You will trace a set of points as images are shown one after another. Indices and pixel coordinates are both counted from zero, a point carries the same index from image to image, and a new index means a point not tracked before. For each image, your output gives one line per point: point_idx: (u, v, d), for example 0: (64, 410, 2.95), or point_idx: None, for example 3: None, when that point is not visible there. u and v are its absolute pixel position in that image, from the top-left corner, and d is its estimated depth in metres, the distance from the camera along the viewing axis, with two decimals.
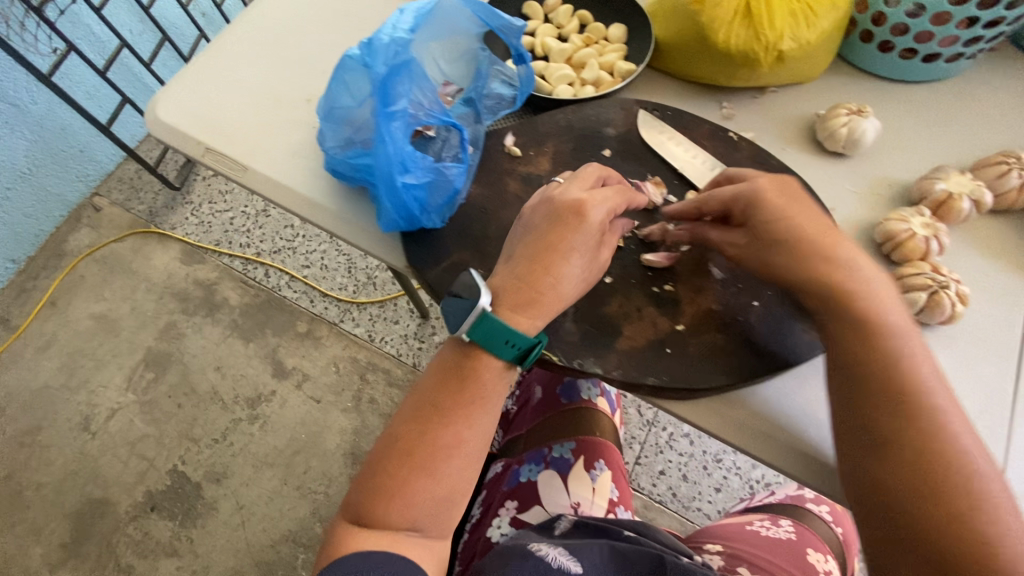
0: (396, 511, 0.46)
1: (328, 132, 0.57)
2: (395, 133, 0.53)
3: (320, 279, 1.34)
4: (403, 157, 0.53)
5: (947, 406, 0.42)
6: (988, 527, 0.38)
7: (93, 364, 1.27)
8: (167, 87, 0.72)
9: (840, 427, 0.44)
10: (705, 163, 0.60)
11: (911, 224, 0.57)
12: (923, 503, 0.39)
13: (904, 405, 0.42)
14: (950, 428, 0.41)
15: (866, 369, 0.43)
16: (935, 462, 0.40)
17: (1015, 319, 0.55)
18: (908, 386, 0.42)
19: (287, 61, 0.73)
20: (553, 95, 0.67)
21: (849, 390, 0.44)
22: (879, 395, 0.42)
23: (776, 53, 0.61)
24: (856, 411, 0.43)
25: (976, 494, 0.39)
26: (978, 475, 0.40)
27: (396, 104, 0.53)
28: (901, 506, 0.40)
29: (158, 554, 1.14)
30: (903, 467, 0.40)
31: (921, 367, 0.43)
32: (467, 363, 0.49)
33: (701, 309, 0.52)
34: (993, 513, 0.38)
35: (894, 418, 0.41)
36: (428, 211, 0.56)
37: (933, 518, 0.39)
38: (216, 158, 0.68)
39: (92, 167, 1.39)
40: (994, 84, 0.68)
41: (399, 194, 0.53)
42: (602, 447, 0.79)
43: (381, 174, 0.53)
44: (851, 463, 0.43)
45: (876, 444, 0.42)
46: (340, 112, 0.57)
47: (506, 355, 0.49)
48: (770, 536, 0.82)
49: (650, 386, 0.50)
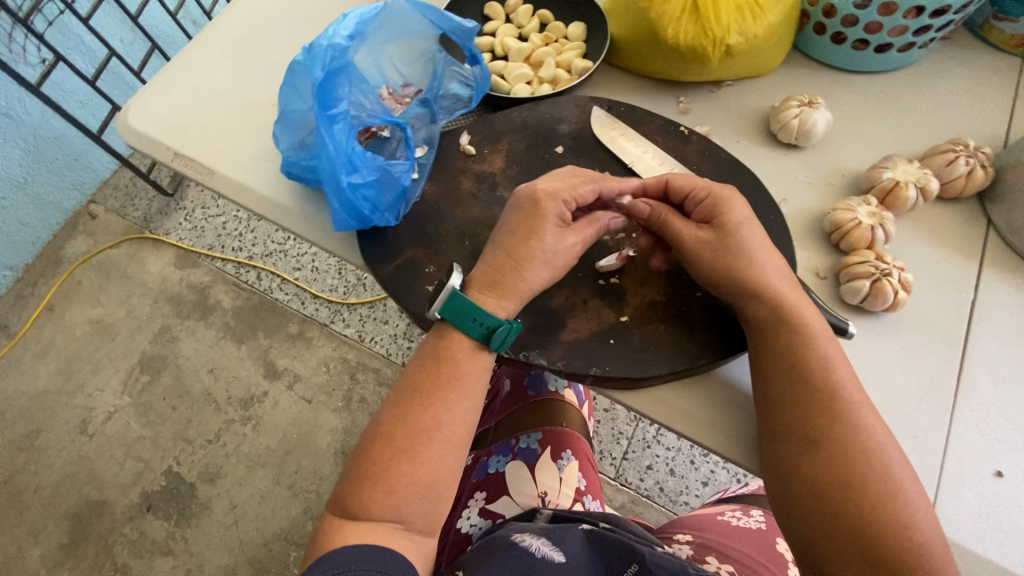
0: (380, 500, 0.46)
1: (283, 136, 0.60)
2: (338, 135, 0.55)
3: (312, 281, 1.36)
4: (347, 157, 0.55)
5: (864, 406, 0.46)
6: (899, 513, 0.44)
7: (90, 368, 1.29)
8: (139, 93, 0.70)
9: (766, 428, 0.48)
10: (655, 158, 0.62)
11: (858, 213, 0.58)
12: (850, 496, 0.44)
13: (828, 409, 0.46)
14: (867, 428, 0.46)
15: (798, 373, 0.47)
16: (855, 460, 0.45)
17: (954, 305, 0.56)
18: (834, 390, 0.46)
19: (259, 65, 0.72)
20: (511, 94, 0.68)
21: (780, 395, 0.48)
22: (806, 400, 0.46)
23: (723, 48, 0.62)
24: (786, 415, 0.47)
25: (893, 483, 0.45)
26: (894, 466, 0.45)
27: (337, 107, 0.55)
28: (828, 501, 0.45)
29: (154, 553, 1.16)
30: (830, 468, 0.45)
31: (842, 370, 0.47)
32: (442, 349, 0.50)
33: (645, 300, 0.54)
34: (903, 498, 0.44)
35: (823, 421, 0.46)
36: (380, 210, 0.57)
37: (858, 508, 0.44)
38: (185, 163, 0.67)
39: (87, 175, 1.40)
40: (951, 73, 0.68)
41: (345, 194, 0.55)
42: (568, 438, 0.80)
43: (326, 176, 0.55)
44: (779, 461, 0.47)
45: (804, 445, 0.46)
46: (295, 117, 0.59)
47: (472, 332, 0.50)
48: (740, 526, 0.75)
49: (594, 376, 0.52)
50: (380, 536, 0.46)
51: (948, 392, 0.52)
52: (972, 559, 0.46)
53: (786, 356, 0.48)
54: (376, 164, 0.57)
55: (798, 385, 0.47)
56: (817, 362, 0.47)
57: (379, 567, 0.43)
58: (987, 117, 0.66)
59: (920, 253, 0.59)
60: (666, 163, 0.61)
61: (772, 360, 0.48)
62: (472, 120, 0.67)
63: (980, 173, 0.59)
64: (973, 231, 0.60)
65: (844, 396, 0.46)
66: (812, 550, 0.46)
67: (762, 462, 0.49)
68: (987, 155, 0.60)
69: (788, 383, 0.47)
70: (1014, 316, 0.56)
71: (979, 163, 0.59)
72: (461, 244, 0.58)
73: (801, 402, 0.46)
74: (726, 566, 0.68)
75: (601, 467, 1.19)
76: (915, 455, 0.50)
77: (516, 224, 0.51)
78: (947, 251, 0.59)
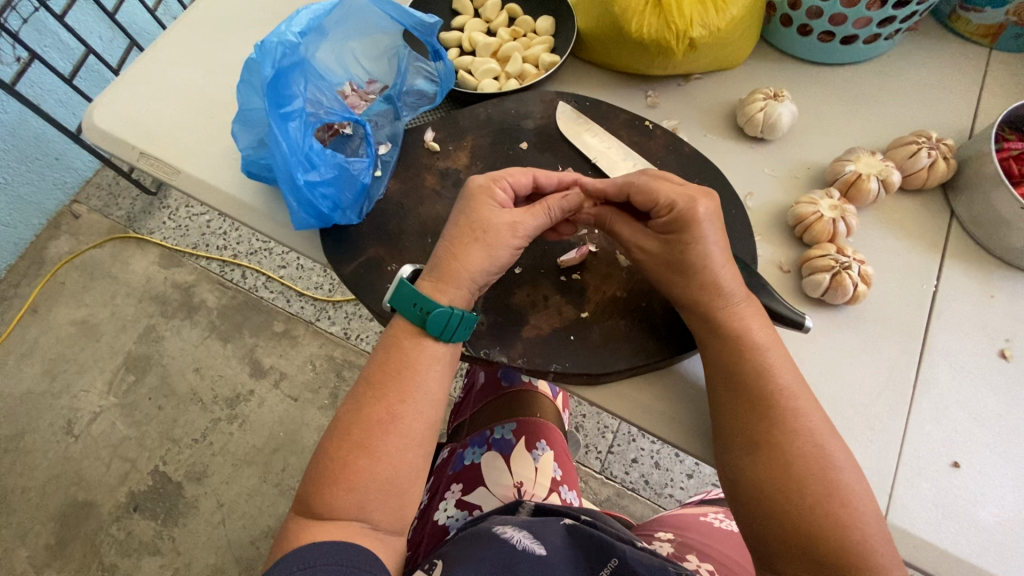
0: (341, 497, 0.46)
1: (241, 134, 0.59)
2: (292, 133, 0.55)
3: (296, 279, 1.35)
4: (303, 155, 0.55)
5: (806, 409, 0.47)
6: (840, 513, 0.44)
7: (74, 368, 1.29)
8: (107, 91, 0.69)
9: (717, 431, 0.49)
10: (619, 154, 0.62)
11: (820, 206, 0.58)
12: (789, 496, 0.45)
13: (767, 411, 0.46)
14: (808, 429, 0.46)
15: (740, 378, 0.47)
16: (794, 462, 0.45)
17: (914, 298, 0.56)
18: (774, 393, 0.46)
19: (226, 60, 0.71)
20: (477, 90, 0.67)
21: (725, 399, 0.48)
22: (745, 404, 0.47)
23: (687, 41, 0.62)
24: (731, 418, 0.48)
25: (834, 484, 0.45)
26: (835, 467, 0.45)
27: (292, 105, 0.56)
28: (768, 501, 0.45)
29: (142, 553, 1.16)
30: (770, 469, 0.45)
31: (785, 373, 0.47)
32: (395, 343, 0.51)
33: (606, 296, 0.55)
34: (846, 500, 0.44)
35: (762, 424, 0.46)
36: (341, 208, 0.57)
37: (798, 509, 0.44)
38: (151, 162, 0.66)
39: (69, 175, 1.39)
40: (918, 64, 0.68)
41: (302, 192, 0.55)
42: (543, 428, 0.81)
43: (281, 174, 0.55)
44: (729, 463, 0.48)
45: (747, 447, 0.46)
46: (252, 115, 0.59)
47: (412, 318, 0.50)
48: (724, 528, 0.73)
49: (555, 372, 0.52)
50: (345, 535, 0.46)
51: (905, 385, 0.52)
52: (929, 552, 0.47)
53: (730, 360, 0.48)
54: (333, 161, 0.57)
55: (739, 389, 0.47)
56: (771, 356, 0.48)
57: (342, 563, 0.43)
58: (954, 108, 0.66)
59: (883, 245, 0.59)
60: (630, 158, 0.61)
61: (718, 364, 0.49)
62: (439, 116, 0.66)
63: (942, 165, 0.59)
64: (937, 223, 0.60)
65: (785, 399, 0.46)
66: (762, 549, 0.46)
67: (718, 464, 0.50)
68: (950, 147, 0.60)
69: (729, 386, 0.48)
70: (976, 309, 0.56)
71: (941, 154, 0.59)
72: (424, 242, 0.58)
73: (743, 406, 0.47)
74: (707, 565, 0.67)
75: (587, 460, 1.19)
76: (871, 447, 0.50)
77: (464, 211, 0.52)
78: (911, 243, 0.59)
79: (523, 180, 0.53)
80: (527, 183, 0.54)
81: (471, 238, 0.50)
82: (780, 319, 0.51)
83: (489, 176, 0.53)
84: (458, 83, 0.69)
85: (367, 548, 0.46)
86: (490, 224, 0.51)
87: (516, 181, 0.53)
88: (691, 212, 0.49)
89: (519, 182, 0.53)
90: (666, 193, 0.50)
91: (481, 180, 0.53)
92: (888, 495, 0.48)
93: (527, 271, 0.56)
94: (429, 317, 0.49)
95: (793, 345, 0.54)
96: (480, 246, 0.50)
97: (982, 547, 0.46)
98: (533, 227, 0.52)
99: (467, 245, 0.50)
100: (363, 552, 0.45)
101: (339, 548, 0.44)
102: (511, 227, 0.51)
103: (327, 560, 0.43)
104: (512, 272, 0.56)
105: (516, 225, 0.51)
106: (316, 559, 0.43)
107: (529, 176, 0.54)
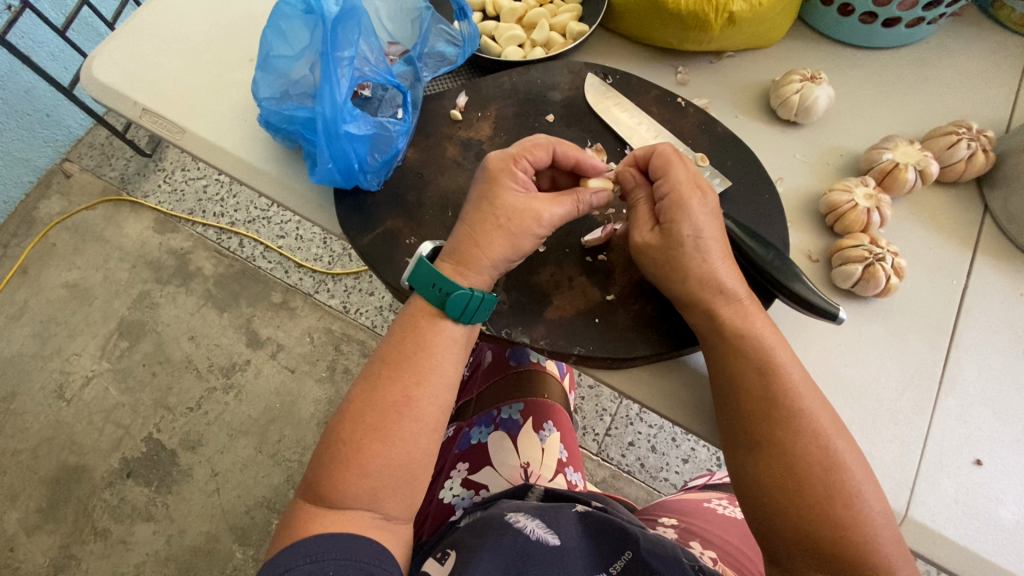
0: (354, 484, 0.45)
1: (263, 83, 0.57)
2: (341, 81, 0.52)
3: (296, 250, 1.32)
4: (347, 106, 0.53)
5: (815, 408, 0.45)
6: (842, 514, 0.43)
7: (67, 332, 1.26)
8: (105, 41, 0.65)
9: (724, 428, 0.48)
10: (649, 131, 0.59)
11: (855, 194, 0.56)
12: (791, 496, 0.44)
13: (794, 407, 0.45)
14: (816, 430, 0.45)
15: (746, 378, 0.46)
16: (798, 462, 0.44)
17: (942, 293, 0.55)
18: (779, 394, 0.45)
19: (235, 16, 0.66)
20: (501, 58, 0.64)
21: (732, 397, 0.47)
22: (753, 403, 0.46)
23: (726, 15, 0.59)
24: (735, 415, 0.47)
25: (837, 484, 0.44)
26: (839, 467, 0.44)
27: (344, 51, 0.53)
28: (766, 499, 0.45)
29: (135, 519, 1.15)
30: (771, 469, 0.44)
31: (791, 372, 0.46)
32: (405, 329, 0.49)
33: (633, 280, 0.53)
34: (849, 498, 0.43)
35: (767, 422, 0.45)
36: (365, 169, 0.55)
37: (800, 508, 0.44)
38: (154, 119, 0.62)
39: (60, 132, 1.33)
40: (957, 52, 0.66)
41: (339, 144, 0.53)
42: (550, 409, 0.79)
43: (321, 122, 0.52)
44: (730, 458, 0.47)
45: (748, 446, 0.46)
46: (276, 63, 0.57)
47: (431, 299, 0.48)
48: (728, 516, 0.73)
49: (577, 355, 0.51)
50: (358, 527, 0.45)
51: (932, 379, 0.51)
52: (949, 548, 0.46)
53: (756, 355, 0.46)
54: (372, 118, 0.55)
55: (762, 386, 0.46)
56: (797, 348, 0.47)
57: (352, 557, 0.42)
58: (992, 99, 0.64)
59: (914, 238, 0.58)
60: (660, 136, 0.59)
61: (723, 362, 0.47)
62: (459, 83, 0.64)
63: (981, 157, 0.57)
64: (969, 218, 0.58)
65: (792, 399, 0.45)
66: (774, 545, 0.45)
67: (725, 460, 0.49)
68: (989, 139, 0.58)
69: (755, 386, 0.46)
70: (1003, 305, 0.55)
71: (980, 146, 0.57)
72: (443, 215, 0.56)
73: (771, 406, 0.45)
74: (710, 553, 0.66)
75: (584, 442, 1.19)
76: (894, 442, 0.49)
77: (486, 195, 0.49)
78: (943, 237, 0.58)
79: (541, 156, 0.51)
80: (545, 158, 0.51)
81: (493, 225, 0.48)
82: (814, 310, 0.48)
83: (507, 156, 0.50)
84: (481, 49, 0.66)
85: (379, 541, 0.45)
86: (507, 205, 0.48)
87: (534, 159, 0.51)
88: (682, 200, 0.49)
89: (538, 158, 0.51)
90: (677, 175, 0.49)
91: (499, 158, 0.51)
92: (907, 492, 0.48)
93: (552, 250, 0.54)
94: (450, 297, 0.47)
95: (820, 335, 0.53)
96: (509, 228, 0.48)
97: (1000, 544, 0.46)
98: (561, 214, 0.50)
99: (489, 232, 0.48)
100: (372, 545, 0.44)
101: (352, 542, 0.43)
102: (534, 215, 0.49)
103: (337, 554, 0.42)
104: (536, 250, 0.54)
105: (541, 212, 0.49)
106: (325, 552, 0.42)
107: (547, 151, 0.51)
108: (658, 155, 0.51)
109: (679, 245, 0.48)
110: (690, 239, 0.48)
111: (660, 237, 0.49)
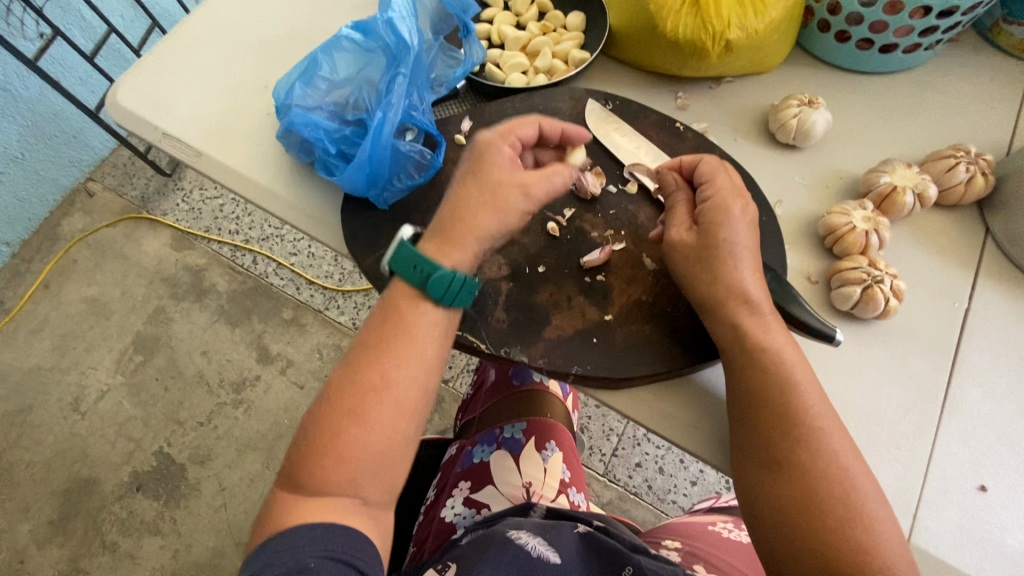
0: (332, 469, 0.44)
1: (305, 97, 0.60)
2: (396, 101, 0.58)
3: (307, 267, 1.35)
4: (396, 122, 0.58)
5: (832, 431, 0.45)
6: (861, 537, 0.42)
7: (84, 346, 1.29)
8: (129, 71, 0.68)
9: (737, 446, 0.48)
10: (648, 154, 0.61)
11: (853, 217, 0.56)
12: (807, 517, 0.43)
13: (793, 430, 0.45)
14: (833, 452, 0.44)
15: (762, 398, 0.46)
16: (817, 482, 0.43)
17: (945, 317, 0.55)
18: (795, 416, 0.45)
19: (253, 47, 0.69)
20: (505, 84, 0.66)
21: (744, 418, 0.47)
22: (767, 424, 0.46)
23: (723, 43, 0.61)
24: (747, 435, 0.47)
25: (853, 507, 0.43)
26: (857, 491, 0.44)
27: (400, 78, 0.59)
28: (791, 523, 0.43)
29: (143, 532, 1.16)
30: (786, 489, 0.44)
31: (811, 395, 0.46)
32: (390, 315, 0.48)
33: (632, 300, 0.54)
34: (866, 521, 0.43)
35: (785, 444, 0.45)
36: (387, 186, 0.58)
37: (818, 531, 0.42)
38: (173, 143, 0.65)
39: (84, 153, 1.38)
40: (957, 77, 0.67)
41: (379, 156, 0.56)
42: (553, 428, 0.79)
43: (374, 131, 0.56)
44: (743, 480, 0.47)
45: (767, 468, 0.45)
46: (320, 83, 0.61)
47: (410, 278, 0.49)
48: (736, 540, 0.72)
49: (576, 375, 0.51)
50: (337, 514, 0.44)
51: (935, 402, 0.51)
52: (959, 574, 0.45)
53: (754, 373, 0.47)
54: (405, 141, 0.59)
55: (764, 406, 0.46)
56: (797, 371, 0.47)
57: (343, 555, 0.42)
58: (994, 123, 0.64)
59: (915, 260, 0.58)
60: (659, 159, 0.60)
61: (741, 382, 0.48)
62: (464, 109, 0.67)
63: (980, 180, 0.57)
64: (972, 241, 0.59)
65: (796, 423, 0.45)
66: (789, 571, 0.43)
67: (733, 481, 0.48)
68: (989, 162, 0.58)
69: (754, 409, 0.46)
70: (1010, 327, 0.54)
71: (980, 169, 0.58)
72: None
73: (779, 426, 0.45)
74: None
75: (590, 462, 1.18)
76: (897, 466, 0.49)
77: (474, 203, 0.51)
78: (946, 260, 0.58)
79: (529, 132, 0.54)
80: (531, 134, 0.54)
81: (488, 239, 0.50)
82: (808, 330, 0.49)
83: (498, 132, 0.53)
84: (485, 76, 0.68)
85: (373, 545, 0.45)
86: (502, 223, 0.50)
87: (522, 135, 0.53)
88: (726, 204, 0.50)
89: (526, 133, 0.53)
90: (723, 183, 0.52)
91: (490, 136, 0.52)
92: (913, 516, 0.47)
93: (551, 270, 0.55)
94: (430, 277, 0.47)
95: (819, 356, 0.53)
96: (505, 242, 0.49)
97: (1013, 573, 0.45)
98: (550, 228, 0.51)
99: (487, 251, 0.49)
100: (355, 534, 0.44)
101: (338, 533, 0.43)
102: None
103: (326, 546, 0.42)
104: (536, 271, 0.55)
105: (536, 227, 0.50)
106: (313, 545, 0.42)
107: (533, 126, 0.54)
108: (705, 164, 0.53)
109: (714, 246, 0.49)
110: (728, 243, 0.49)
111: (695, 235, 0.51)
